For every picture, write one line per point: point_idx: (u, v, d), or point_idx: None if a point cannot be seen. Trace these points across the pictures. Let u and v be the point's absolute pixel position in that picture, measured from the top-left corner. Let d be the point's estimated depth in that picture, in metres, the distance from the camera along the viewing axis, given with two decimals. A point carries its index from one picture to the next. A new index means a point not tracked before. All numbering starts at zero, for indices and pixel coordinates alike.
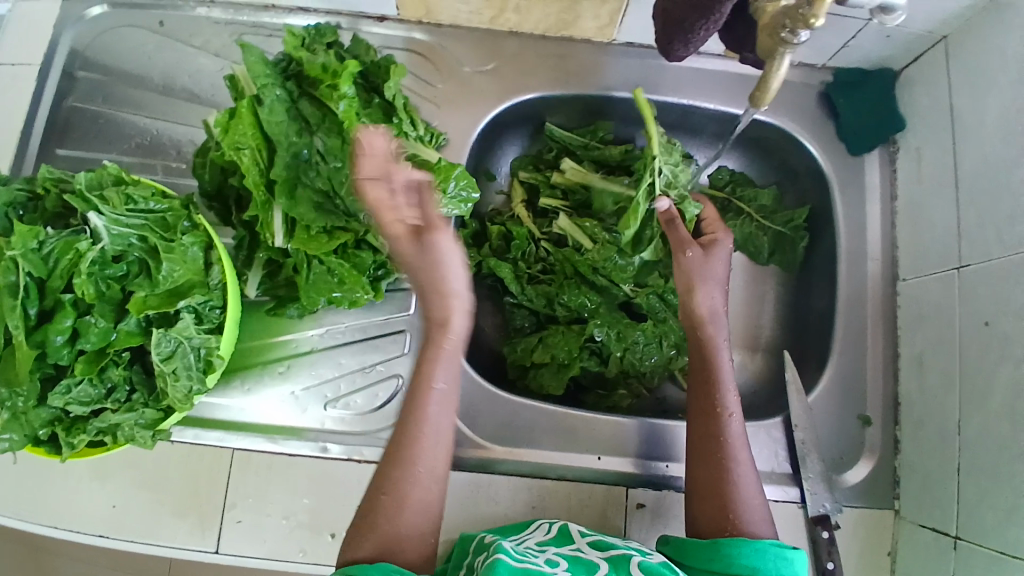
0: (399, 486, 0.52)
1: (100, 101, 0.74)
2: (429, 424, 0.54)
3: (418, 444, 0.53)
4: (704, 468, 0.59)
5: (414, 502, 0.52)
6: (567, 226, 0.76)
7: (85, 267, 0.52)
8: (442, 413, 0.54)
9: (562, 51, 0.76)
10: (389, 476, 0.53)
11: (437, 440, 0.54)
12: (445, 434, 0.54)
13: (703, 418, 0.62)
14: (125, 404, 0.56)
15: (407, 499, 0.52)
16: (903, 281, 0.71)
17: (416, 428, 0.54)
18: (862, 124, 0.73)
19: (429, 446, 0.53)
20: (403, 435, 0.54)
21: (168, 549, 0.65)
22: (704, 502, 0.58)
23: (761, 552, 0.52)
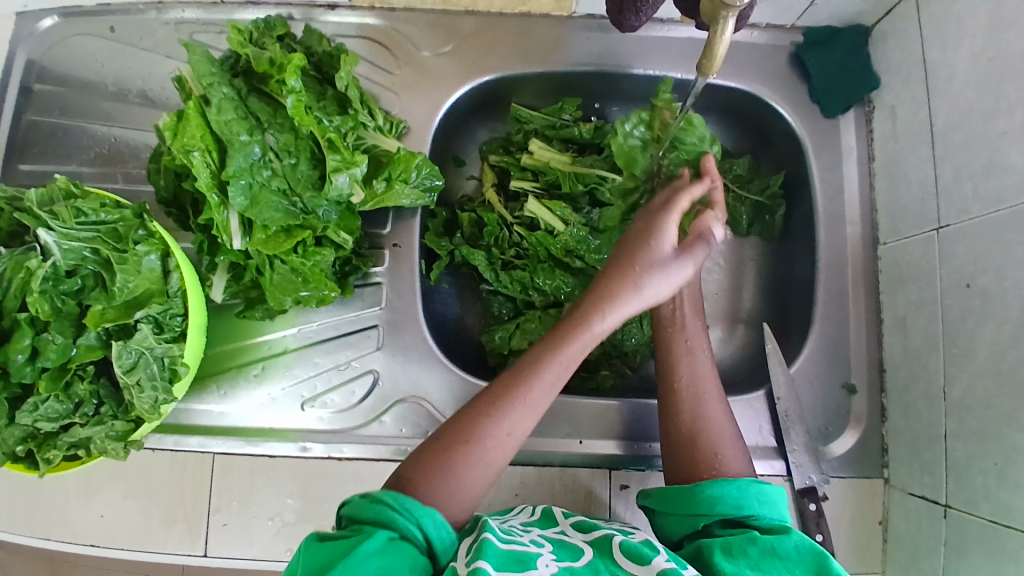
0: (472, 446, 0.52)
1: (57, 112, 0.73)
2: (501, 429, 0.53)
3: (500, 412, 0.53)
4: (674, 417, 0.58)
5: (477, 461, 0.52)
6: (537, 208, 0.74)
7: (37, 284, 0.51)
8: (552, 385, 0.55)
9: (522, 28, 0.74)
10: (459, 432, 0.53)
11: (530, 410, 0.54)
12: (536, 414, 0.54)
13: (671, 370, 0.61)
14: (93, 418, 0.55)
15: (472, 463, 0.52)
16: (884, 244, 0.69)
17: (518, 398, 0.54)
18: (836, 85, 0.71)
19: (519, 408, 0.53)
20: (491, 397, 0.54)
21: (159, 554, 0.65)
22: (686, 445, 0.57)
23: (743, 491, 0.51)
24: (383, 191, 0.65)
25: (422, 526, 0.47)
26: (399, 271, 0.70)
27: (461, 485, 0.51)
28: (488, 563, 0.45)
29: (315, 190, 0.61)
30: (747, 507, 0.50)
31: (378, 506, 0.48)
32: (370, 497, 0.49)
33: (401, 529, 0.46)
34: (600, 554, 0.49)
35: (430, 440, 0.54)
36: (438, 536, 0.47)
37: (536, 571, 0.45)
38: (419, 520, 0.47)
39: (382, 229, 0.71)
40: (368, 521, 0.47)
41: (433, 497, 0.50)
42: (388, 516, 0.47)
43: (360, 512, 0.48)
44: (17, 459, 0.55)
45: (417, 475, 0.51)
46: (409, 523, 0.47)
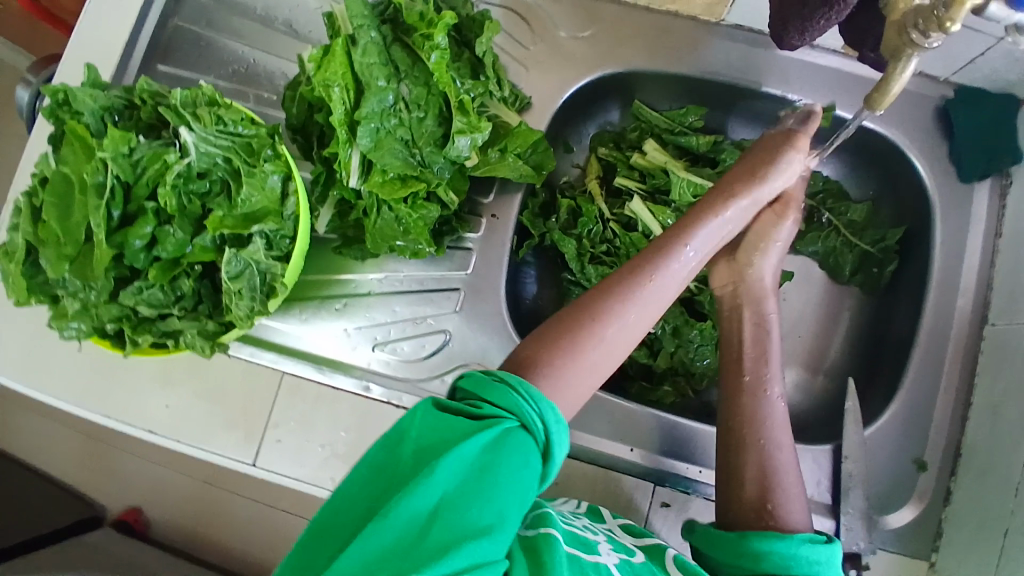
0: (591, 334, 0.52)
1: (203, 24, 0.77)
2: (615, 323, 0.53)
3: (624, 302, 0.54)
4: (739, 448, 0.57)
5: (599, 348, 0.52)
6: (639, 209, 0.74)
7: (170, 179, 0.54)
8: (668, 287, 0.57)
9: (665, 26, 0.73)
10: (577, 315, 0.53)
11: (646, 306, 0.55)
12: (640, 324, 0.55)
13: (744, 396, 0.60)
14: (190, 313, 0.58)
15: (587, 353, 0.51)
16: (992, 325, 0.66)
17: (642, 286, 0.55)
18: (980, 148, 0.67)
19: (649, 296, 0.55)
20: (608, 292, 0.55)
21: (212, 455, 0.68)
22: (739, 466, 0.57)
23: (793, 548, 0.50)
24: (495, 160, 0.67)
25: (542, 420, 0.45)
26: (492, 242, 0.71)
27: (575, 371, 0.50)
28: (555, 532, 0.47)
29: (434, 146, 0.62)
30: (796, 567, 0.50)
31: (502, 390, 0.45)
32: (492, 376, 0.46)
33: (523, 417, 0.44)
34: (654, 560, 0.51)
35: (551, 322, 0.54)
36: (557, 434, 0.46)
37: (600, 556, 0.48)
38: (542, 411, 0.45)
39: (484, 197, 0.72)
40: (489, 403, 0.44)
41: (551, 383, 0.49)
42: (513, 401, 0.45)
43: (479, 390, 0.46)
44: (106, 335, 0.58)
45: (536, 355, 0.50)
46: (529, 411, 0.45)
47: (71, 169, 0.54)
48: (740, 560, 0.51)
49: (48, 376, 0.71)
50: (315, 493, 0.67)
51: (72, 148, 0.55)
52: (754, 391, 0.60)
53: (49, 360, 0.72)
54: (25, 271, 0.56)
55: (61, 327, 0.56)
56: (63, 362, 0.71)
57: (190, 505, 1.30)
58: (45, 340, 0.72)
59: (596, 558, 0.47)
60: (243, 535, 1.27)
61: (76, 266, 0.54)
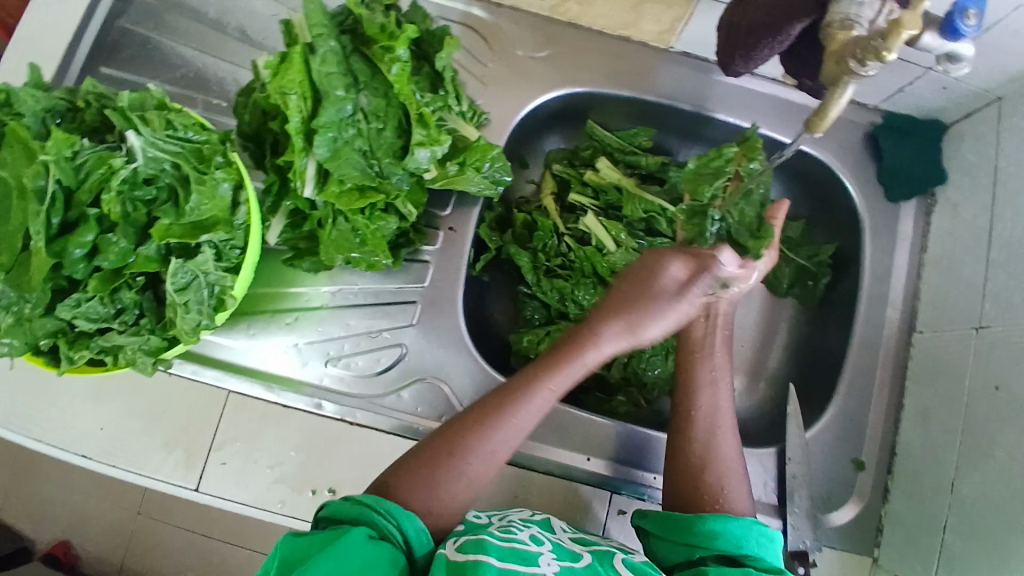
0: (451, 456, 0.55)
1: (150, 26, 0.74)
2: (467, 459, 0.55)
3: (485, 429, 0.56)
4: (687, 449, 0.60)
5: (473, 461, 0.55)
6: (593, 224, 0.76)
7: (115, 184, 0.51)
8: (529, 419, 0.57)
9: (618, 49, 0.75)
10: (448, 436, 0.56)
11: (508, 433, 0.56)
12: (520, 433, 0.57)
13: (692, 390, 0.62)
14: (131, 327, 0.55)
15: (451, 474, 0.54)
16: (920, 333, 0.70)
17: (500, 420, 0.56)
18: (907, 170, 0.72)
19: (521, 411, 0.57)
20: (473, 411, 0.57)
21: (150, 480, 0.64)
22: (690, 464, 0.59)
23: (743, 528, 0.53)
24: (454, 173, 0.66)
25: (399, 526, 0.49)
26: (449, 254, 0.71)
27: (449, 479, 0.54)
28: (489, 557, 0.45)
29: (394, 157, 0.61)
30: (745, 545, 0.52)
31: (358, 507, 0.50)
32: (354, 501, 0.51)
33: (379, 528, 0.48)
34: (601, 563, 0.50)
35: (414, 450, 0.56)
36: (417, 540, 0.49)
37: (540, 568, 0.46)
38: (400, 523, 0.49)
39: (442, 211, 0.72)
40: (351, 521, 0.49)
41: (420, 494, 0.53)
42: (370, 516, 0.49)
43: (342, 513, 0.50)
44: (39, 352, 0.55)
45: (405, 478, 0.54)
46: (388, 525, 0.49)
47: (7, 172, 0.51)
48: (694, 538, 0.53)
49: None
50: (261, 516, 0.64)
51: (10, 149, 0.51)
52: (704, 382, 0.63)
53: None
54: None
55: None
56: None
57: (117, 536, 1.21)
58: None
59: (535, 571, 0.46)
60: (177, 565, 1.20)
61: (11, 275, 0.51)
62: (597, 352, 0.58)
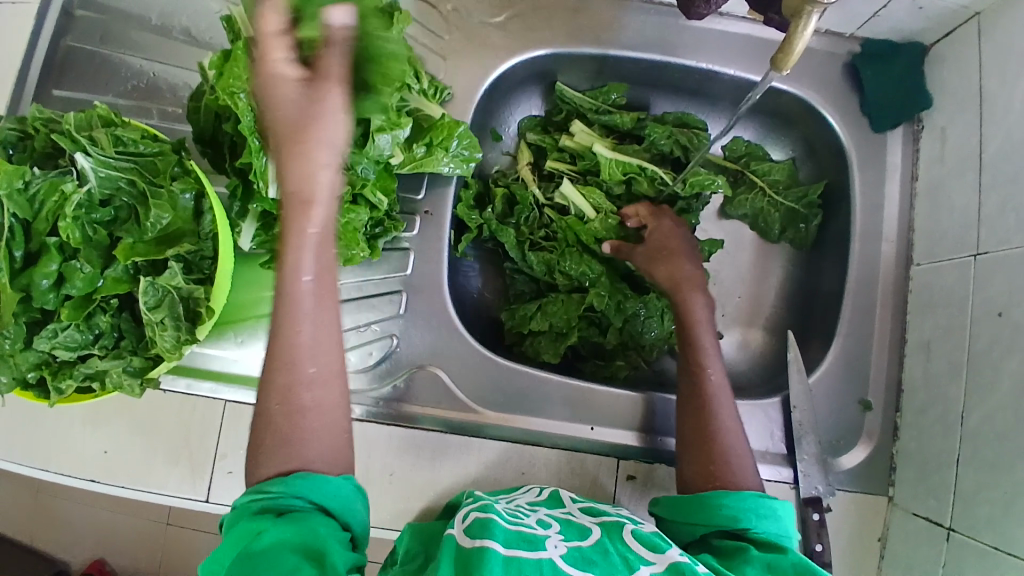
0: (289, 388, 0.45)
1: (96, 40, 0.72)
2: (297, 368, 0.45)
3: (297, 347, 0.45)
4: (691, 419, 0.59)
5: (307, 390, 0.45)
6: (570, 193, 0.73)
7: (70, 210, 0.50)
8: (301, 311, 0.45)
9: (578, 5, 0.72)
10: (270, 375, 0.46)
11: (322, 338, 0.46)
12: (329, 336, 0.46)
13: (689, 372, 0.61)
14: (112, 351, 0.55)
15: (296, 407, 0.45)
16: (917, 265, 0.68)
17: (281, 319, 0.45)
18: (890, 98, 0.70)
19: (292, 317, 0.45)
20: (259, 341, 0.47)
21: (158, 496, 0.65)
22: (693, 431, 0.58)
23: (756, 511, 0.51)
24: (422, 155, 0.65)
25: (295, 491, 0.43)
26: (429, 239, 0.70)
27: (306, 419, 0.45)
28: (494, 543, 0.44)
29: (355, 147, 0.59)
30: (757, 526, 0.50)
31: (251, 499, 0.44)
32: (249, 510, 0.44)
33: (278, 508, 0.43)
34: (609, 534, 0.50)
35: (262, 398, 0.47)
36: (321, 493, 0.44)
37: (546, 550, 0.45)
38: (290, 488, 0.43)
39: (416, 195, 0.70)
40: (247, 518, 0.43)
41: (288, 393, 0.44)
42: (264, 502, 0.43)
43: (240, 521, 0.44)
44: (28, 386, 0.54)
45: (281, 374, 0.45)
46: (281, 500, 0.43)
47: None
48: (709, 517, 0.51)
49: None
50: None
51: None
52: (696, 362, 0.62)
53: None
54: None
55: None
56: None
57: (148, 549, 1.24)
58: None
59: (540, 554, 0.44)
60: None
61: None
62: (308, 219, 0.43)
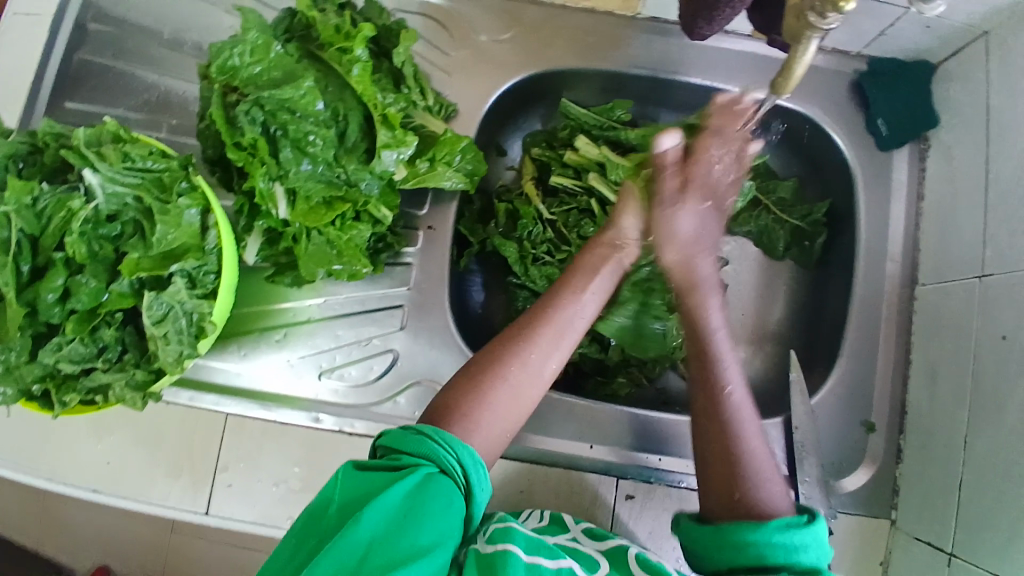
0: (475, 390, 0.53)
1: (110, 55, 0.73)
2: (530, 381, 0.55)
3: (524, 356, 0.55)
4: (711, 437, 0.54)
5: (506, 393, 0.53)
6: (598, 182, 0.74)
7: (77, 226, 0.51)
8: (548, 361, 0.56)
9: (584, 23, 0.73)
10: (481, 370, 0.54)
11: (551, 350, 0.56)
12: (546, 367, 0.56)
13: (703, 381, 0.56)
14: (116, 364, 0.55)
15: (480, 397, 0.52)
16: (922, 286, 0.68)
17: (539, 333, 0.56)
18: (897, 118, 0.69)
19: (543, 342, 0.56)
20: (488, 355, 0.55)
21: (159, 508, 0.65)
22: (718, 489, 0.51)
23: (769, 536, 0.47)
24: (425, 171, 0.65)
25: (457, 458, 0.48)
26: (433, 254, 0.70)
27: (483, 413, 0.52)
28: (516, 547, 0.47)
29: (360, 163, 0.60)
30: (773, 554, 0.46)
31: (417, 440, 0.48)
32: (412, 429, 0.49)
33: (440, 463, 0.47)
34: (614, 564, 0.51)
35: (439, 397, 0.54)
36: (475, 474, 0.48)
37: (564, 560, 0.49)
38: (459, 455, 0.48)
39: (419, 210, 0.71)
40: (407, 453, 0.48)
41: (464, 427, 0.51)
42: (428, 448, 0.48)
43: (399, 442, 0.49)
44: (33, 398, 0.55)
45: (451, 399, 0.52)
46: (445, 457, 0.48)
47: None
48: (722, 552, 0.48)
49: None
50: (271, 533, 0.65)
51: None
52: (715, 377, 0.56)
53: None
54: None
55: None
56: None
57: (151, 553, 1.24)
58: None
59: (559, 563, 0.48)
60: None
61: None
62: (569, 309, 0.59)
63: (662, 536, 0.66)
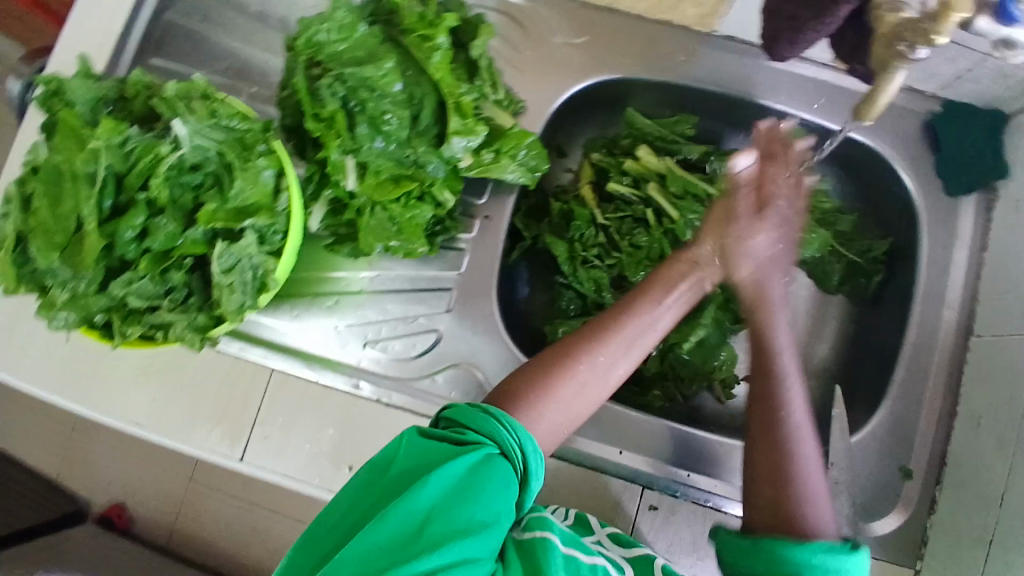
0: (543, 380, 0.54)
1: (197, 19, 0.77)
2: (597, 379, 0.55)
3: (592, 354, 0.56)
4: (768, 459, 0.53)
5: (570, 389, 0.54)
6: (656, 193, 0.75)
7: (163, 170, 0.54)
8: (615, 365, 0.56)
9: (658, 36, 0.74)
10: (549, 361, 0.55)
11: (620, 355, 0.57)
12: (613, 371, 0.56)
13: (759, 404, 0.56)
14: (179, 305, 0.58)
15: (549, 387, 0.53)
16: (976, 336, 0.67)
17: (609, 337, 0.57)
18: (968, 164, 0.69)
19: (612, 347, 0.56)
20: (557, 349, 0.56)
21: (196, 451, 0.67)
22: (764, 503, 0.52)
23: (810, 558, 0.47)
24: (489, 161, 0.67)
25: (519, 443, 0.48)
26: (485, 243, 0.72)
27: (547, 404, 0.53)
28: (553, 536, 0.49)
29: (429, 146, 0.62)
30: (813, 573, 0.46)
31: (483, 417, 0.48)
32: (477, 406, 0.49)
33: (502, 444, 0.48)
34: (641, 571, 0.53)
35: (505, 383, 0.55)
36: (533, 460, 0.49)
37: (598, 557, 0.50)
38: (521, 441, 0.48)
39: (478, 199, 0.73)
40: (472, 429, 0.48)
41: (529, 415, 0.52)
42: (493, 429, 0.48)
43: (463, 417, 0.49)
44: (95, 326, 0.58)
45: (519, 387, 0.53)
46: (508, 440, 0.48)
47: (63, 159, 0.55)
48: (758, 563, 0.49)
49: (31, 362, 0.70)
50: (300, 489, 0.66)
51: (64, 138, 0.55)
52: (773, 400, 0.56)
53: (33, 347, 0.71)
54: (14, 260, 0.56)
55: (49, 317, 0.55)
56: (45, 353, 0.71)
57: (170, 503, 1.29)
58: (32, 330, 0.72)
59: (595, 559, 0.49)
60: (225, 533, 1.26)
61: (67, 254, 0.54)
62: (639, 322, 0.58)
63: (682, 552, 0.65)
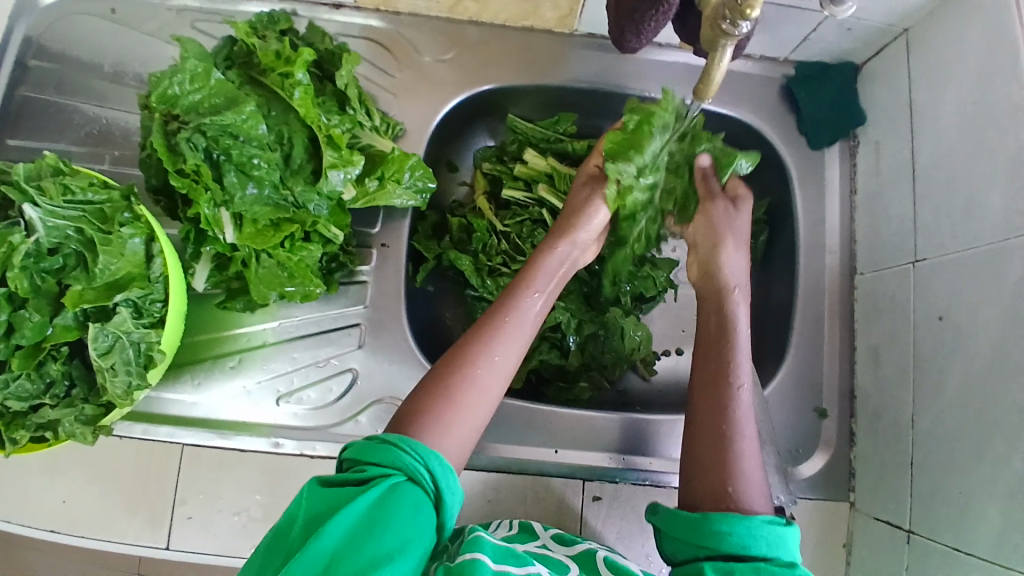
0: (445, 384, 0.51)
1: (51, 89, 0.72)
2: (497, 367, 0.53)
3: (490, 342, 0.54)
4: (703, 445, 0.53)
5: (472, 391, 0.52)
6: (547, 192, 0.75)
7: (18, 260, 0.51)
8: (511, 349, 0.55)
9: (524, 40, 0.75)
10: (449, 364, 0.53)
11: (516, 337, 0.55)
12: (515, 348, 0.55)
13: (710, 383, 0.56)
14: (64, 399, 0.55)
15: (456, 390, 0.51)
16: (860, 275, 0.71)
17: (503, 322, 0.55)
18: (824, 117, 0.73)
19: (505, 336, 0.55)
20: (456, 349, 0.54)
21: (120, 545, 0.64)
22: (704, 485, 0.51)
23: (753, 531, 0.47)
24: (374, 190, 0.66)
25: (427, 466, 0.47)
26: (387, 271, 0.70)
27: (451, 411, 0.50)
28: (483, 556, 0.47)
29: (307, 184, 0.61)
30: (755, 546, 0.47)
31: (385, 447, 0.47)
32: (377, 438, 0.48)
33: (408, 470, 0.46)
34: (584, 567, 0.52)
35: (412, 394, 0.52)
36: (444, 480, 0.48)
37: (533, 566, 0.48)
38: (426, 461, 0.47)
39: (372, 228, 0.71)
40: (373, 464, 0.46)
41: (435, 432, 0.49)
42: (396, 458, 0.47)
43: (365, 453, 0.48)
44: None
45: (423, 403, 0.51)
46: (415, 466, 0.47)
47: None
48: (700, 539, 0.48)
49: None
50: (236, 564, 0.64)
51: None
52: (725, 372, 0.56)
53: None
54: None
55: None
56: None
57: None
58: None
59: (527, 569, 0.48)
60: None
61: None
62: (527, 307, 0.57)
63: (631, 534, 0.67)
